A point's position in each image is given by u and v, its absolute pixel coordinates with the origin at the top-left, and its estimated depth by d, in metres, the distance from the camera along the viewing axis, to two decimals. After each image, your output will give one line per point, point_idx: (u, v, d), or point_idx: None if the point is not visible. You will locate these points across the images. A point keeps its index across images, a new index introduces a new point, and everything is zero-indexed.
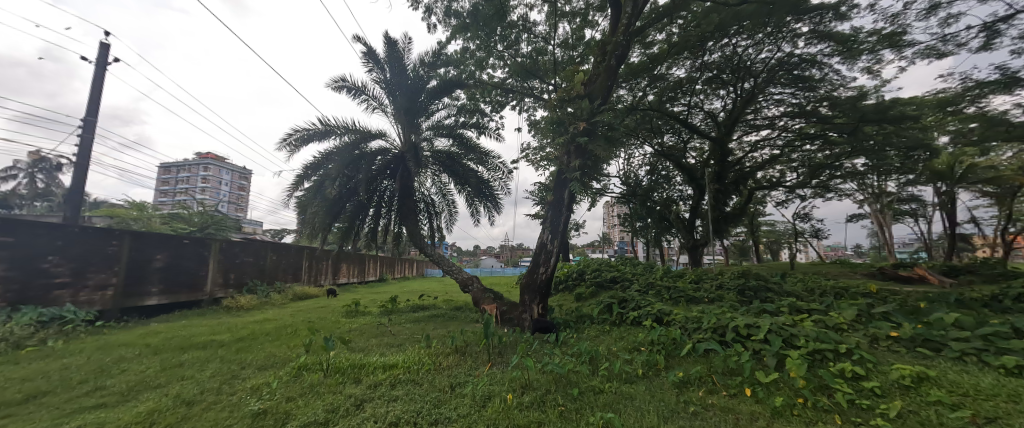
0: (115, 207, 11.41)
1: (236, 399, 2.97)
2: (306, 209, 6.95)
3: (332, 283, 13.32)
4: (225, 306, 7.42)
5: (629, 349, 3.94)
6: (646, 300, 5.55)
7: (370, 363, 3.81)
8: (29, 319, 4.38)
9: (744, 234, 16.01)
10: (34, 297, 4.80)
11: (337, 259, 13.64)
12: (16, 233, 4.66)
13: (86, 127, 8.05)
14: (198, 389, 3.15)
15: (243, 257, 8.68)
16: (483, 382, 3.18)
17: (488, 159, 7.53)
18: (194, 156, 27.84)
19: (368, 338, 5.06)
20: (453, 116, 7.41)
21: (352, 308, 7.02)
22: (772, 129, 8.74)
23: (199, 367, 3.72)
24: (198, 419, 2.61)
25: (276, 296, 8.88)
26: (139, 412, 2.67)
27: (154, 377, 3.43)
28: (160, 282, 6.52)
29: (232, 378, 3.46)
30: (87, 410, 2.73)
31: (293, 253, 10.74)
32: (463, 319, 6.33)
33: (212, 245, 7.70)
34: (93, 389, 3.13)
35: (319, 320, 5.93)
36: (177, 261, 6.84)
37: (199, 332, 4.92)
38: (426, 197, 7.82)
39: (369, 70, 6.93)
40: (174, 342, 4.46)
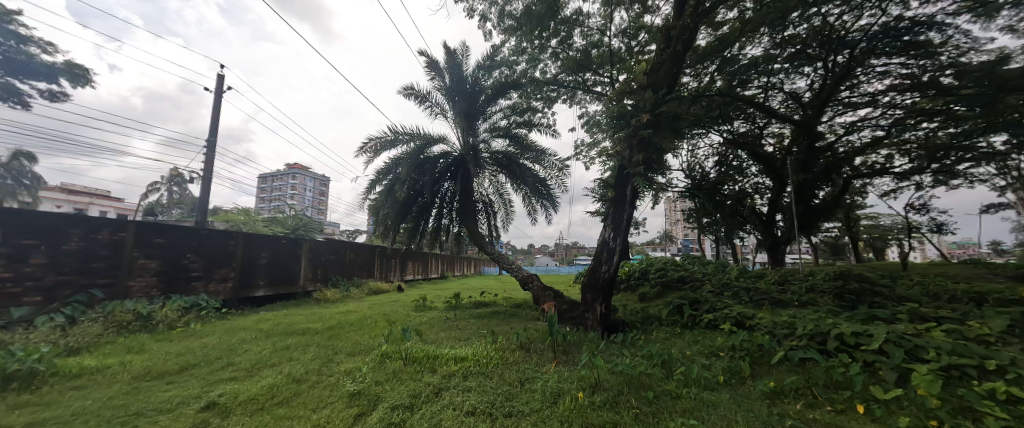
0: (228, 212, 13.54)
1: (335, 380, 3.36)
2: (378, 211, 7.52)
3: (401, 279, 14.43)
4: (316, 298, 8.41)
5: (707, 354, 3.68)
6: (723, 301, 5.15)
7: (443, 354, 4.04)
8: (178, 304, 5.39)
9: (837, 230, 13.99)
10: (179, 287, 5.88)
11: (404, 258, 14.73)
12: (166, 235, 5.76)
13: (208, 146, 9.65)
14: (304, 369, 3.63)
15: (327, 255, 9.75)
16: (552, 379, 3.20)
17: (544, 157, 7.52)
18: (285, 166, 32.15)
19: (437, 331, 5.37)
20: (508, 116, 7.54)
21: (420, 303, 7.52)
22: (874, 107, 7.53)
23: (303, 350, 4.28)
24: (307, 395, 3.00)
25: (356, 290, 9.86)
26: (263, 385, 3.17)
27: (270, 356, 4.02)
28: (265, 276, 7.60)
29: (329, 361, 3.93)
30: (225, 381, 3.30)
31: (368, 252, 11.85)
32: (524, 317, 6.39)
33: (303, 244, 8.78)
34: (226, 364, 3.77)
35: (393, 313, 6.43)
36: (276, 258, 7.92)
37: (298, 320, 5.65)
38: (485, 197, 8.02)
39: (431, 79, 7.33)
40: (280, 328, 5.17)
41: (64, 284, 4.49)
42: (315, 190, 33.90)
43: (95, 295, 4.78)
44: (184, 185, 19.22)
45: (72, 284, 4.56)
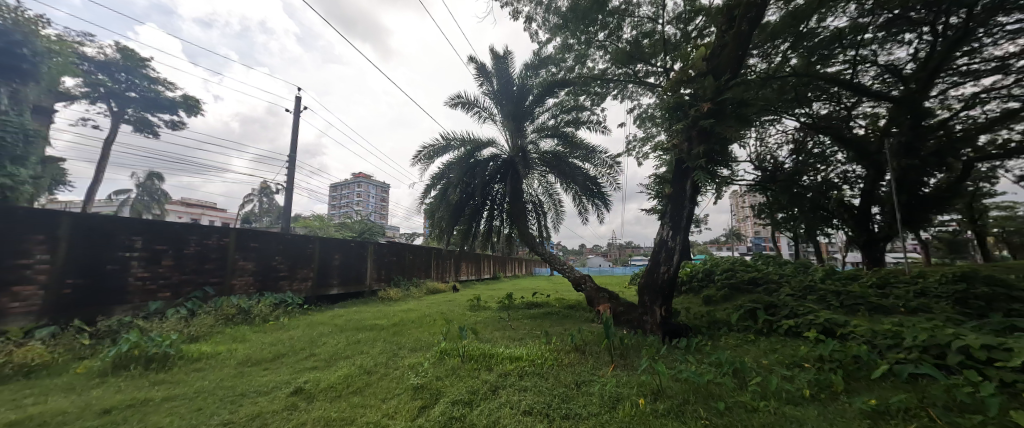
0: (307, 219, 15.23)
1: (400, 373, 3.60)
2: (433, 214, 7.89)
3: (456, 280, 15.05)
4: (381, 297, 9.10)
5: (788, 364, 3.29)
6: (806, 306, 4.58)
7: (498, 354, 4.13)
8: (270, 300, 6.19)
9: (957, 224, 11.67)
10: (271, 285, 6.74)
11: (458, 259, 15.35)
12: (259, 240, 6.63)
13: (290, 161, 10.94)
14: (374, 362, 3.95)
15: (390, 256, 10.50)
16: (610, 383, 3.10)
17: (594, 154, 7.35)
18: (352, 176, 35.32)
19: (492, 330, 5.50)
20: (556, 116, 7.51)
21: (475, 303, 7.76)
22: (1006, 74, 6.14)
23: (372, 344, 4.66)
24: (376, 386, 3.25)
25: (415, 289, 10.48)
26: (340, 374, 3.51)
27: (344, 349, 4.44)
28: (338, 276, 8.41)
29: (394, 355, 4.23)
30: (309, 370, 3.71)
31: (425, 253, 12.55)
32: (578, 319, 6.28)
33: (369, 247, 9.56)
34: (309, 354, 4.24)
35: (450, 312, 6.73)
36: (347, 259, 8.72)
37: (367, 316, 6.17)
38: (534, 198, 8.05)
39: (480, 85, 7.56)
40: (352, 323, 5.67)
41: (186, 282, 5.38)
42: (378, 196, 36.71)
43: (208, 292, 5.65)
44: (271, 196, 22.03)
45: (192, 282, 5.45)
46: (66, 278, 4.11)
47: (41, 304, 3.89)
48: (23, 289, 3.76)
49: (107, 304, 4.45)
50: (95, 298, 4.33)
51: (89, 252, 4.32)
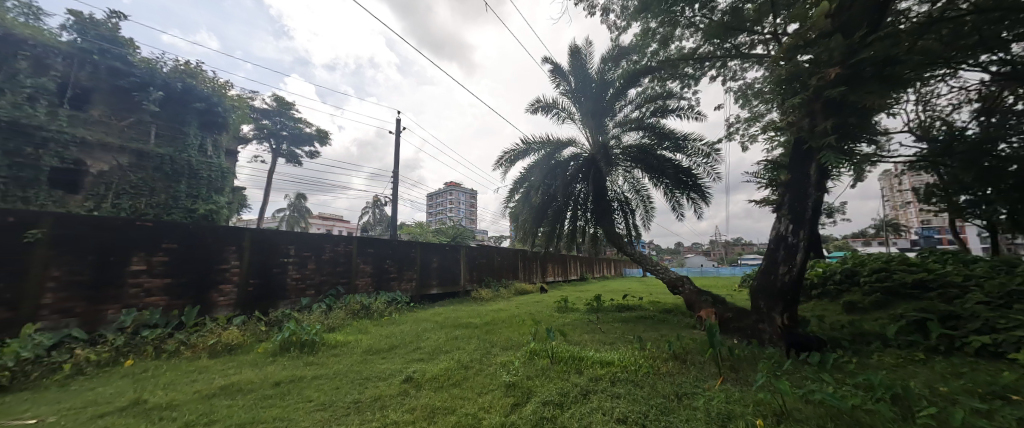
0: (410, 226, 17.27)
1: (493, 370, 3.81)
2: (518, 217, 8.08)
3: (543, 281, 15.24)
4: (474, 296, 9.77)
5: (984, 395, 2.45)
6: (1012, 318, 3.37)
7: (588, 357, 4.02)
8: (385, 298, 7.20)
9: None
10: (385, 285, 7.84)
11: (545, 260, 15.52)
12: (374, 246, 7.75)
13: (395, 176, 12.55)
14: (469, 358, 4.26)
15: (480, 259, 11.18)
16: (718, 398, 2.75)
17: (686, 143, 6.67)
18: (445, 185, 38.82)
19: (581, 333, 5.40)
20: (639, 107, 7.05)
21: (562, 304, 7.73)
22: None
23: (467, 341, 5.03)
24: (472, 381, 3.51)
25: (504, 290, 10.95)
26: (441, 367, 3.88)
27: (443, 344, 4.89)
28: (436, 277, 9.32)
29: (487, 353, 4.49)
30: (415, 361, 4.20)
31: (513, 255, 13.02)
32: (677, 324, 5.73)
33: (461, 250, 10.36)
34: (415, 347, 4.80)
35: (538, 313, 6.85)
36: (443, 262, 9.59)
37: (463, 315, 6.69)
38: (620, 195, 7.66)
39: (557, 86, 7.54)
40: (450, 321, 6.22)
41: (324, 282, 6.62)
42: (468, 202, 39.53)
43: (339, 290, 6.84)
44: (382, 207, 25.63)
45: (328, 282, 6.68)
46: (249, 279, 5.44)
47: (236, 298, 5.24)
48: (226, 287, 5.12)
49: (275, 299, 5.75)
50: (267, 294, 5.66)
51: (263, 259, 5.66)
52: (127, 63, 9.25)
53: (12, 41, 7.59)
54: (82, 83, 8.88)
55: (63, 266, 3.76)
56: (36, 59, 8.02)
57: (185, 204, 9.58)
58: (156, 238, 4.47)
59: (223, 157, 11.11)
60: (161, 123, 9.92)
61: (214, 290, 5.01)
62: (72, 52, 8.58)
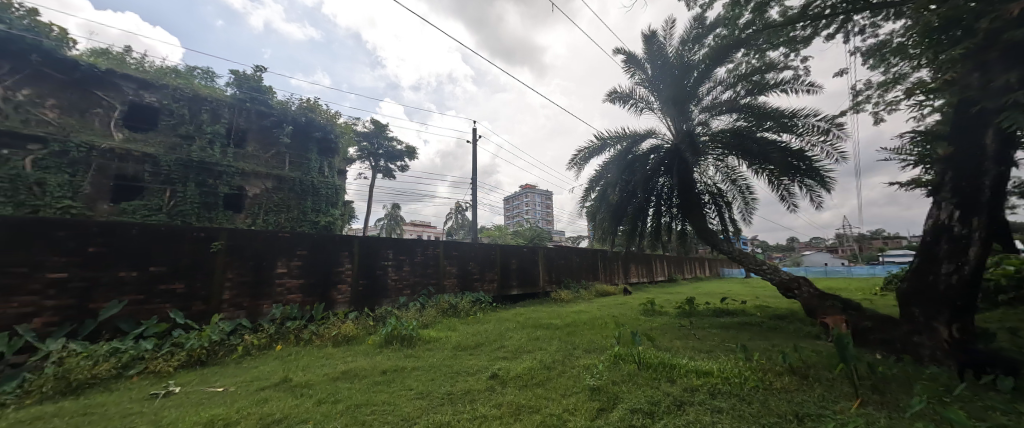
0: (490, 229, 18.11)
1: (576, 372, 3.76)
2: (594, 217, 7.40)
3: (626, 283, 14.47)
4: (554, 298, 9.78)
5: None
6: None
7: (680, 365, 3.68)
8: (470, 298, 7.67)
9: None
10: (469, 285, 8.35)
11: (626, 261, 14.71)
12: (458, 249, 8.31)
13: (474, 183, 13.30)
14: (552, 358, 4.28)
15: (559, 260, 11.14)
16: (854, 424, 2.26)
17: (795, 121, 5.66)
18: (521, 188, 39.89)
19: (671, 338, 4.98)
20: (730, 87, 6.26)
21: (648, 307, 7.22)
22: None
23: (549, 342, 5.04)
24: (555, 382, 3.51)
25: (585, 292, 10.71)
26: (525, 367, 3.96)
27: (524, 345, 4.97)
28: (516, 278, 9.58)
29: (570, 355, 4.46)
30: (500, 359, 4.37)
31: (592, 256, 12.64)
32: (792, 333, 4.90)
33: (540, 251, 10.47)
34: (499, 346, 4.99)
35: (621, 315, 6.53)
36: (522, 263, 9.81)
37: (543, 315, 6.76)
38: (711, 187, 6.88)
39: (633, 75, 7.11)
40: (531, 321, 6.32)
41: (417, 282, 7.33)
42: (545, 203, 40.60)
43: (430, 290, 7.51)
44: (464, 212, 27.43)
45: (420, 283, 7.38)
46: (359, 279, 6.33)
47: (349, 296, 6.14)
48: (342, 286, 6.05)
49: (380, 297, 6.60)
50: (373, 293, 6.51)
51: (369, 262, 6.52)
52: (269, 106, 11.66)
53: (199, 100, 10.47)
54: (241, 127, 11.24)
55: (234, 269, 4.89)
56: (213, 112, 10.65)
57: (312, 218, 11.99)
58: (293, 245, 5.52)
59: (336, 176, 13.19)
60: (294, 152, 12.21)
61: (335, 289, 5.96)
62: (233, 102, 11.00)
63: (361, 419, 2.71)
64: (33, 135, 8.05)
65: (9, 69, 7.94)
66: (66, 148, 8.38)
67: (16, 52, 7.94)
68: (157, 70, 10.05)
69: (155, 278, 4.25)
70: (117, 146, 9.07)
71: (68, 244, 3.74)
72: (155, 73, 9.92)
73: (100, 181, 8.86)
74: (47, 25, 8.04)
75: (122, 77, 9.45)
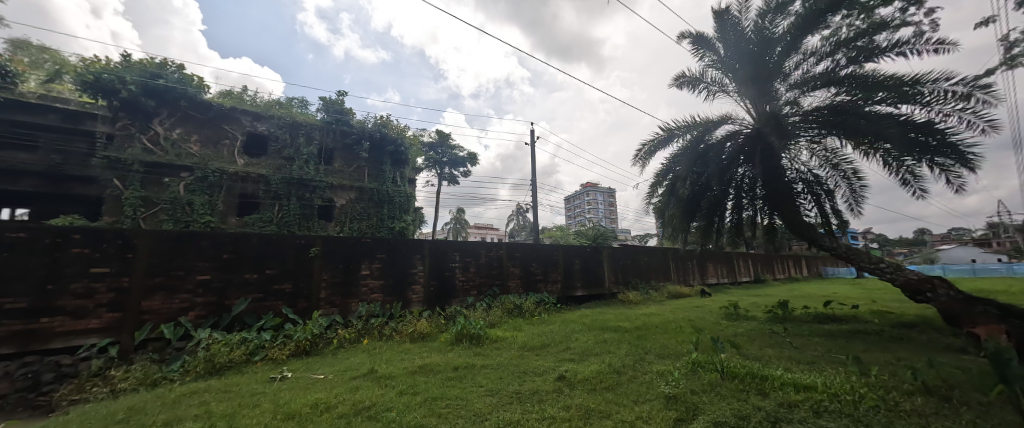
0: (552, 230, 18.04)
1: (649, 378, 3.55)
2: (663, 214, 6.85)
3: (703, 284, 13.28)
4: (621, 299, 9.37)
5: None
6: None
7: (774, 377, 3.24)
8: (534, 299, 7.72)
9: None
10: (533, 286, 8.40)
11: (703, 260, 13.50)
12: (521, 250, 8.43)
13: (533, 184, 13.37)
14: (622, 362, 4.11)
15: (625, 259, 10.65)
16: None
17: (919, 88, 4.65)
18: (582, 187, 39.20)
19: (761, 346, 4.43)
20: (825, 58, 5.40)
21: (731, 311, 6.53)
22: None
23: (618, 345, 4.84)
24: (627, 387, 3.34)
25: (655, 293, 10.08)
26: (593, 370, 3.85)
27: (592, 347, 4.84)
28: (580, 279, 9.39)
29: (642, 359, 4.23)
30: (568, 361, 4.32)
31: (662, 255, 11.84)
32: (926, 345, 4.02)
33: (604, 251, 10.12)
34: (565, 347, 4.93)
35: (699, 319, 6.00)
36: (586, 263, 9.59)
37: (610, 317, 6.52)
38: (806, 174, 5.97)
39: (702, 57, 6.52)
40: (597, 323, 6.14)
41: (484, 283, 7.60)
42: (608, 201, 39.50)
43: (495, 291, 7.72)
44: (525, 214, 27.76)
45: (486, 283, 7.64)
46: (430, 280, 6.76)
47: (423, 296, 6.60)
48: (416, 287, 6.52)
49: (449, 297, 6.98)
50: (444, 293, 6.90)
51: (439, 264, 6.94)
52: (350, 125, 13.02)
53: (297, 126, 12.13)
54: (329, 146, 12.73)
55: (328, 271, 5.57)
56: (307, 136, 12.25)
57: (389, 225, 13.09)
58: (374, 249, 6.11)
59: (407, 185, 14.31)
60: (371, 165, 13.51)
61: (410, 289, 6.45)
62: (322, 125, 12.54)
63: (437, 411, 2.89)
64: (183, 165, 10.13)
65: (168, 114, 10.11)
66: (206, 174, 10.40)
67: (170, 99, 10.04)
68: (265, 102, 11.93)
69: (270, 279, 5.02)
70: (239, 170, 10.91)
71: (209, 252, 4.60)
72: (264, 106, 11.79)
73: (229, 199, 10.79)
74: (189, 75, 10.14)
75: (241, 112, 11.35)
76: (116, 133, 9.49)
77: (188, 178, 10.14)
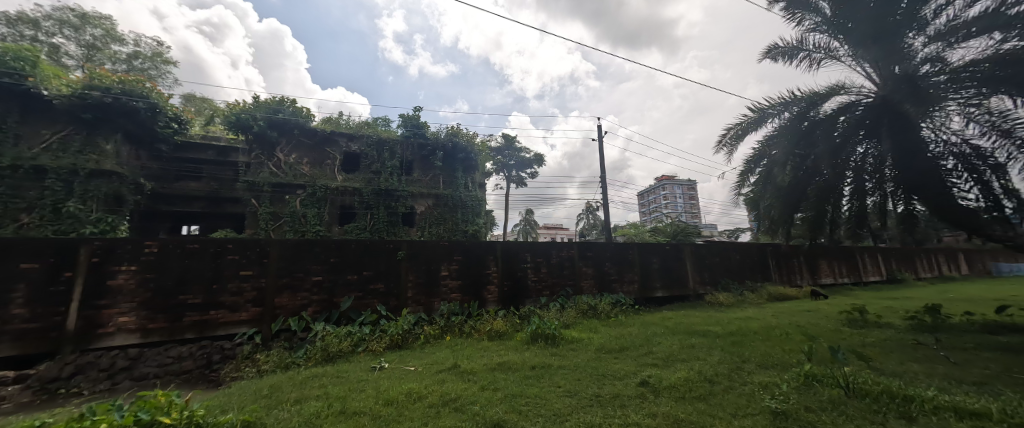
0: (624, 228, 17.23)
1: (750, 391, 3.15)
2: (757, 204, 6.00)
3: (814, 284, 11.40)
4: (709, 301, 8.52)
5: None
6: None
7: (924, 399, 2.62)
8: (609, 300, 7.46)
9: None
10: (607, 287, 8.12)
11: (812, 256, 11.60)
12: (593, 250, 8.22)
13: (602, 181, 12.96)
14: (715, 371, 3.73)
15: (711, 257, 9.67)
16: None
17: None
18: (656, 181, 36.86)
19: (902, 362, 3.62)
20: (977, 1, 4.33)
21: (855, 317, 5.47)
22: None
23: (708, 352, 4.42)
24: (722, 399, 3.03)
25: (751, 295, 8.96)
26: (680, 377, 3.57)
27: (678, 352, 4.50)
28: (660, 280, 8.80)
29: (739, 368, 3.79)
30: (651, 366, 4.07)
31: (758, 252, 10.48)
32: None
33: (686, 249, 9.33)
34: (647, 351, 4.66)
35: (811, 326, 5.15)
36: (665, 262, 8.95)
37: (697, 321, 5.97)
38: (961, 145, 4.44)
39: (800, 22, 5.62)
40: (682, 327, 5.68)
41: (556, 283, 7.58)
42: (686, 195, 36.60)
43: (569, 291, 7.64)
44: (594, 212, 27.01)
45: (559, 284, 7.60)
46: (504, 281, 6.97)
47: (498, 296, 6.83)
48: (491, 287, 6.78)
49: (523, 297, 7.11)
50: (517, 293, 7.06)
51: (512, 265, 7.12)
52: (425, 137, 14.10)
53: (381, 142, 13.54)
54: (408, 158, 13.96)
55: (413, 273, 6.09)
56: (390, 150, 13.64)
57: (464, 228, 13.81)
58: (451, 251, 6.53)
59: (477, 190, 14.96)
60: (444, 173, 14.45)
61: (485, 289, 6.73)
62: (401, 140, 13.82)
63: (518, 408, 2.95)
64: (298, 184, 11.99)
65: (286, 142, 12.16)
66: (315, 190, 12.16)
67: (287, 129, 12.03)
68: (355, 124, 13.58)
69: (367, 280, 5.69)
70: (339, 185, 12.52)
71: (321, 257, 5.39)
72: (355, 128, 13.43)
73: (332, 211, 12.46)
74: (300, 107, 12.10)
75: (338, 134, 13.04)
76: (251, 161, 11.70)
77: (302, 195, 11.99)
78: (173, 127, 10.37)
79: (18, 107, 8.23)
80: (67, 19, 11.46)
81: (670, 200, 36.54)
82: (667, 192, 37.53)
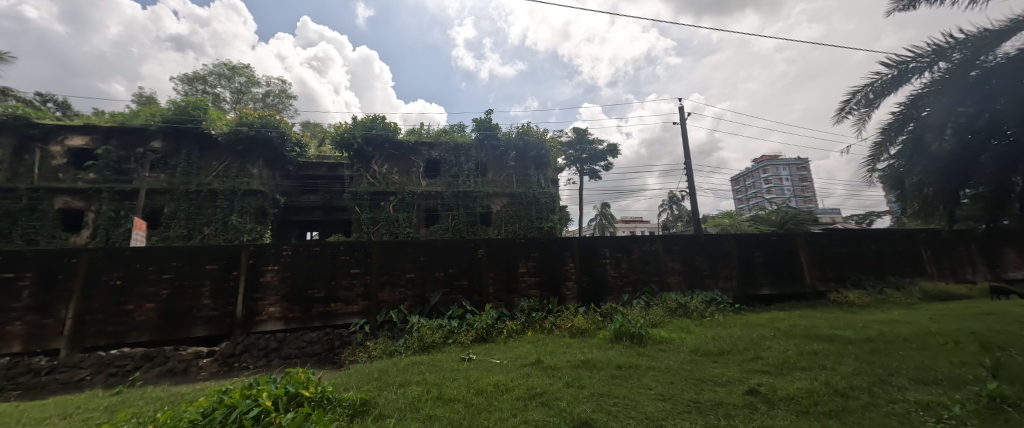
0: (716, 218, 15.52)
1: (903, 411, 2.54)
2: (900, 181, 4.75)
3: (995, 280, 8.79)
4: (835, 300, 7.19)
5: None
6: None
7: None
8: (702, 297, 6.80)
9: None
10: (700, 283, 7.41)
11: (990, 244, 8.96)
12: (681, 243, 7.57)
13: (686, 168, 11.87)
14: (849, 384, 3.10)
15: (834, 248, 8.12)
16: None
17: None
18: (755, 162, 32.46)
19: None
20: None
21: None
22: None
23: (838, 360, 3.72)
24: (862, 418, 2.51)
25: (895, 293, 7.30)
26: (801, 388, 3.06)
27: (797, 359, 3.86)
28: (766, 275, 7.71)
29: (884, 383, 3.08)
30: (762, 373, 3.56)
31: (902, 241, 8.48)
32: None
33: (798, 239, 8.01)
34: (754, 357, 4.08)
35: (997, 333, 3.97)
36: (771, 255, 7.81)
37: (819, 324, 5.08)
38: None
39: None
40: (798, 330, 4.89)
41: (640, 279, 7.17)
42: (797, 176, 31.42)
43: (653, 288, 7.17)
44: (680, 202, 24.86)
45: (643, 280, 7.18)
46: (583, 277, 6.84)
47: (577, 292, 6.73)
48: (569, 283, 6.71)
49: (604, 293, 6.88)
50: (597, 290, 6.85)
51: (590, 260, 6.95)
52: (497, 139, 14.56)
53: (457, 148, 14.39)
54: (482, 160, 14.56)
55: (493, 270, 6.35)
56: (465, 154, 14.41)
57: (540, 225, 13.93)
58: (527, 248, 6.62)
59: (551, 186, 14.95)
60: (518, 171, 14.73)
61: (564, 285, 6.69)
62: (475, 143, 14.49)
63: (607, 408, 2.85)
64: (390, 191, 13.42)
65: (379, 155, 13.70)
66: (404, 197, 13.46)
67: (378, 143, 13.54)
68: (434, 133, 14.65)
69: (453, 277, 6.09)
70: (423, 190, 13.67)
71: (412, 255, 5.95)
72: (434, 136, 14.50)
73: (419, 214, 13.68)
74: (388, 123, 13.56)
75: (420, 144, 14.23)
76: (352, 174, 13.45)
77: (394, 201, 13.40)
78: (296, 151, 12.83)
79: (197, 145, 10.92)
80: (222, 72, 14.64)
81: (774, 183, 31.89)
82: (769, 174, 32.62)
